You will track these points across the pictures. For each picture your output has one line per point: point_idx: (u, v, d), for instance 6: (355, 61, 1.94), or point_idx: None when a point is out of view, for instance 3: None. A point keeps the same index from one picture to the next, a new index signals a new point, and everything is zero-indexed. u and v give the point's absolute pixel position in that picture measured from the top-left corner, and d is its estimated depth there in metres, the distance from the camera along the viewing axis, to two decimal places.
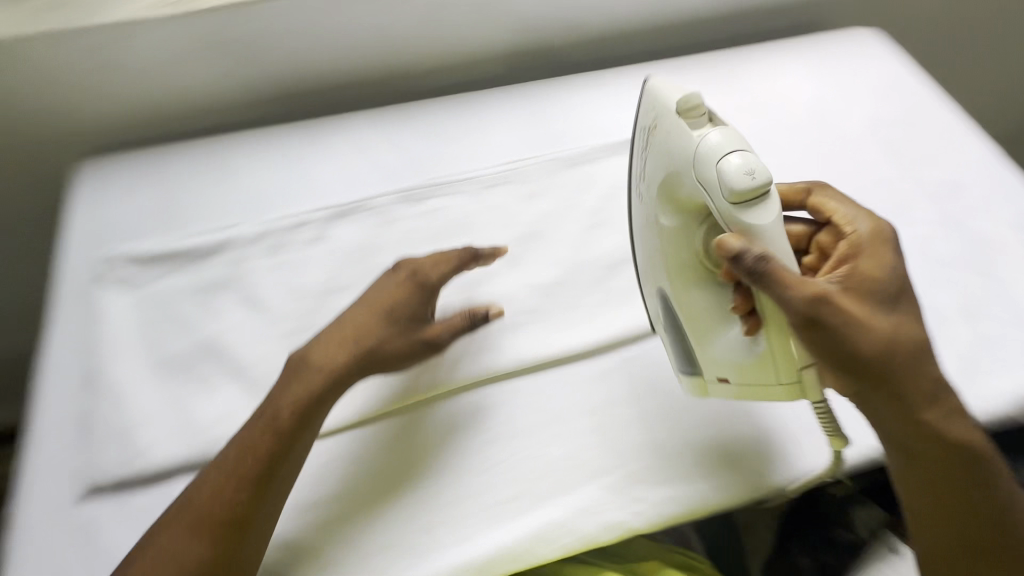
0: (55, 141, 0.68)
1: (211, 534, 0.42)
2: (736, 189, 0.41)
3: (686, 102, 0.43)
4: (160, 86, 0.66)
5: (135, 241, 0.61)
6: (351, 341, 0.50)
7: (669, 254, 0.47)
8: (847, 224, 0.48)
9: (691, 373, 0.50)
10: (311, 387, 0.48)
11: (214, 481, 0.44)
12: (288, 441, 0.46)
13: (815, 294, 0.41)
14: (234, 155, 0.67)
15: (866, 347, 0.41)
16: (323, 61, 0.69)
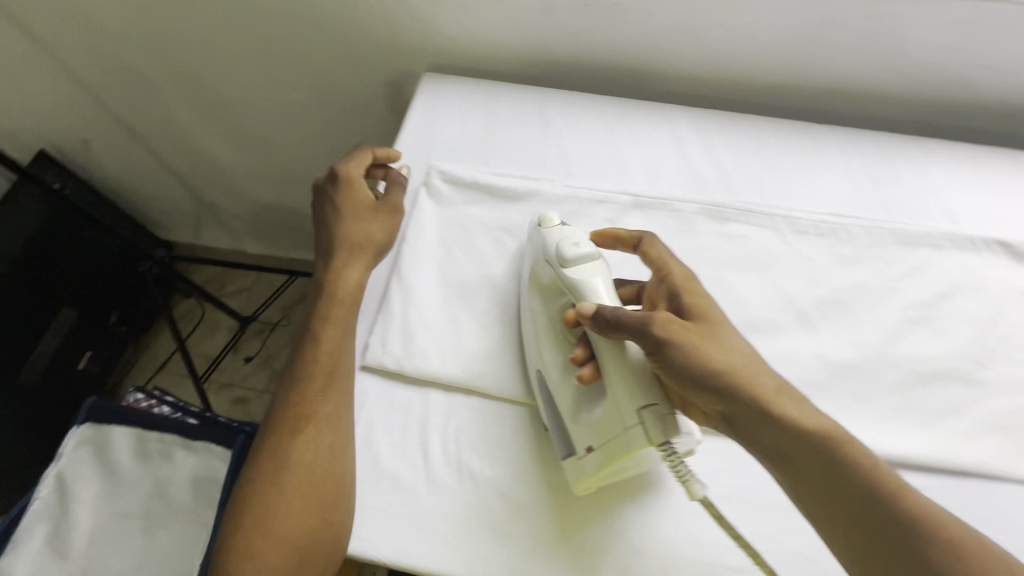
0: (413, 51, 0.76)
1: (292, 431, 0.47)
2: (569, 257, 0.50)
3: (544, 217, 0.55)
4: (517, 29, 0.69)
5: (455, 161, 0.66)
6: (375, 248, 0.58)
7: (538, 323, 0.53)
8: (664, 267, 0.50)
9: (569, 456, 0.47)
10: (350, 290, 0.54)
11: (293, 393, 0.49)
12: (345, 347, 0.52)
13: (671, 321, 0.44)
14: (558, 113, 0.70)
15: (695, 346, 0.43)
16: (675, 52, 0.68)
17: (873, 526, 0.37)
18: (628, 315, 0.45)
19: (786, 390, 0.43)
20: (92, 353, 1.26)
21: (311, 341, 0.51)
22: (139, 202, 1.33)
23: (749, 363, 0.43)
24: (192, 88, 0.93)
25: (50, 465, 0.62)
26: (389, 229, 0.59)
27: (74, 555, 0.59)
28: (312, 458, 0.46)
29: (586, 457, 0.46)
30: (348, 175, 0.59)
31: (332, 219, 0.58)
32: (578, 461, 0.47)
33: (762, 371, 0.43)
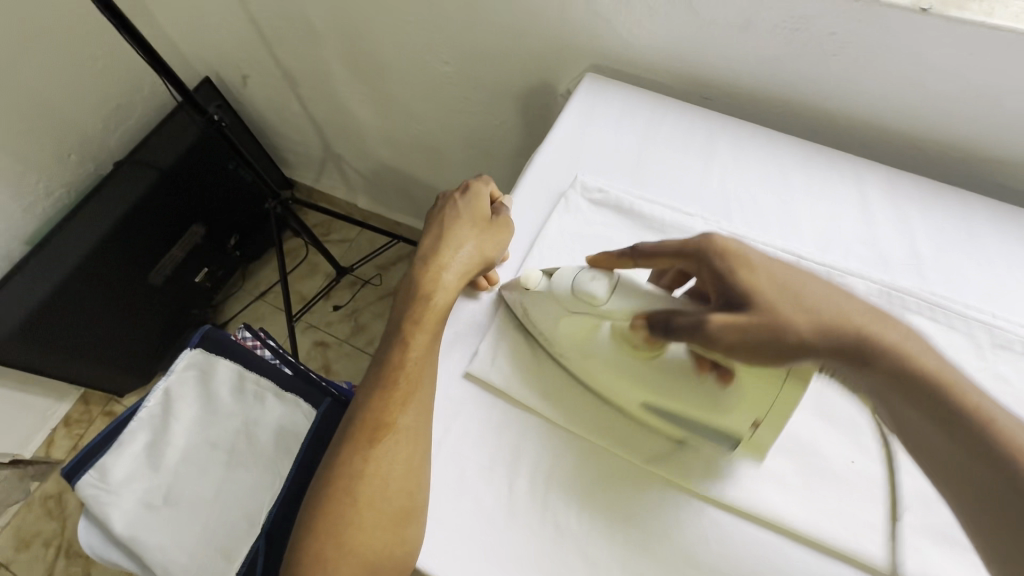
0: (578, 48, 0.71)
1: (370, 438, 0.45)
2: (601, 292, 0.46)
3: (526, 277, 0.51)
4: (702, 42, 0.62)
5: (603, 175, 0.62)
6: (481, 259, 0.54)
7: (574, 355, 0.50)
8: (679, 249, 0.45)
9: (735, 441, 0.46)
10: (448, 300, 0.51)
11: (375, 394, 0.47)
12: (432, 358, 0.49)
13: (724, 320, 0.40)
14: (725, 143, 0.63)
15: (757, 317, 0.39)
16: (886, 99, 0.58)
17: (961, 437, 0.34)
18: (684, 317, 0.42)
19: (828, 304, 0.39)
20: (208, 269, 1.37)
21: (400, 345, 0.49)
22: (276, 139, 1.40)
23: (791, 285, 0.40)
24: (351, 45, 0.95)
25: (161, 378, 0.67)
26: (499, 248, 0.55)
27: (165, 469, 0.63)
28: (389, 470, 0.44)
29: (755, 432, 0.44)
30: (475, 189, 0.58)
31: (445, 223, 0.55)
32: (752, 439, 0.45)
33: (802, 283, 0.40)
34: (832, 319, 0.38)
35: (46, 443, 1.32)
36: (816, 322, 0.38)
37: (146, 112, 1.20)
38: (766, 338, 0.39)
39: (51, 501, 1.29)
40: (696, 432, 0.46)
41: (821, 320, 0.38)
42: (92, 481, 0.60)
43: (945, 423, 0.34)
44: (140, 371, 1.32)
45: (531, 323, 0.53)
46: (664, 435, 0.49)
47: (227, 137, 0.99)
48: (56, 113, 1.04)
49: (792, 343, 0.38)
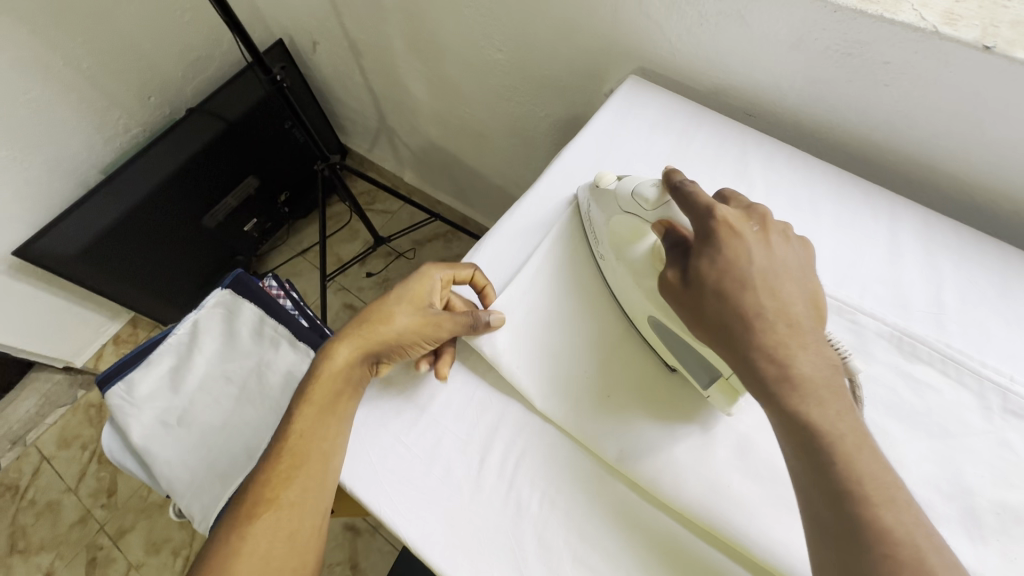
0: (625, 49, 0.71)
1: (249, 514, 0.46)
2: (653, 197, 0.49)
3: (599, 176, 0.56)
4: (750, 58, 0.61)
5: (627, 178, 0.63)
6: (392, 345, 0.53)
7: (610, 253, 0.54)
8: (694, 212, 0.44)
9: (714, 379, 0.47)
10: (340, 379, 0.51)
11: (266, 468, 0.48)
12: (323, 435, 0.49)
13: (670, 277, 0.44)
14: (758, 162, 0.62)
15: (689, 293, 0.43)
16: (936, 137, 0.55)
17: (805, 458, 0.37)
18: (670, 249, 0.46)
19: (749, 319, 0.40)
20: (257, 221, 1.45)
21: (290, 420, 0.50)
22: (336, 106, 1.47)
23: (736, 285, 0.41)
24: (411, 23, 0.98)
25: (192, 311, 0.72)
26: (416, 335, 0.52)
27: (183, 394, 0.69)
28: (264, 549, 0.44)
29: (733, 373, 0.44)
30: (422, 272, 0.56)
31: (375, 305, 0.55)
32: (728, 381, 0.46)
33: (742, 291, 0.41)
34: (748, 324, 0.40)
35: (96, 356, 1.45)
36: (723, 325, 0.41)
37: (222, 66, 1.28)
38: (686, 309, 0.43)
39: (92, 409, 1.42)
40: (690, 366, 0.49)
41: (734, 326, 0.40)
42: (120, 393, 0.67)
43: (798, 446, 0.37)
44: (185, 306, 1.43)
45: (589, 222, 0.58)
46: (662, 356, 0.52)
47: (286, 98, 1.04)
48: (140, 57, 1.12)
49: (700, 327, 0.43)
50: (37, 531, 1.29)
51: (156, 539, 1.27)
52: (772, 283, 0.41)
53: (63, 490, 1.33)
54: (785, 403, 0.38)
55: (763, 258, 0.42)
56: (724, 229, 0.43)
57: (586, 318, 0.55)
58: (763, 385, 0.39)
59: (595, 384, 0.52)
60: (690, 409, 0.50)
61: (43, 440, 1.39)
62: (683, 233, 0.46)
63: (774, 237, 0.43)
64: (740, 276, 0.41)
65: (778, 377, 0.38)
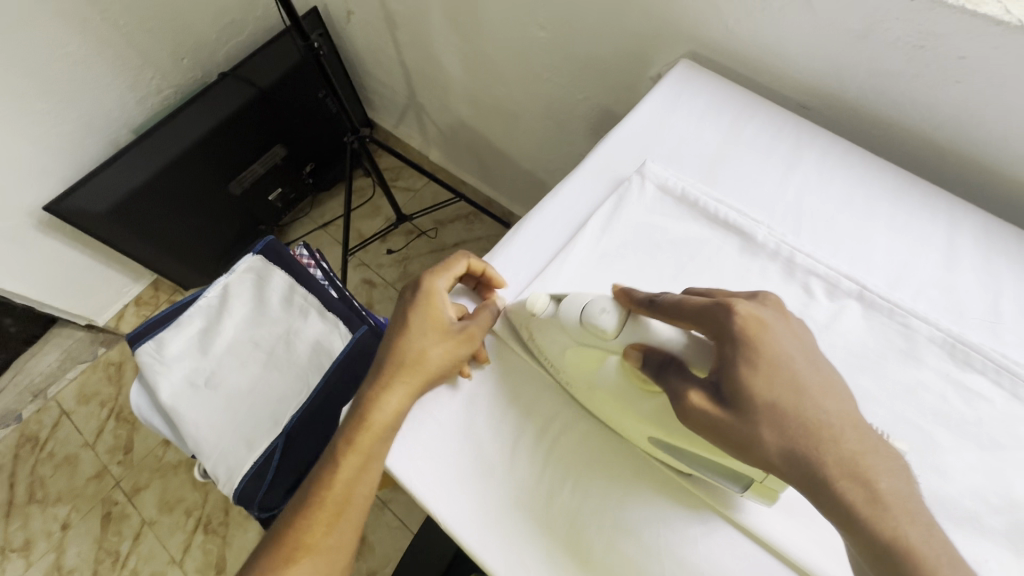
0: (678, 33, 0.69)
1: (285, 560, 0.44)
2: (612, 325, 0.44)
3: (531, 303, 0.49)
4: (813, 47, 0.58)
5: (673, 166, 0.61)
6: (426, 378, 0.49)
7: (578, 381, 0.48)
8: (700, 308, 0.41)
9: (747, 484, 0.42)
10: (381, 421, 0.47)
11: (301, 510, 0.46)
12: (363, 478, 0.47)
13: (700, 401, 0.39)
14: (812, 158, 0.60)
15: (730, 413, 0.38)
16: (1006, 140, 0.53)
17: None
18: (666, 373, 0.41)
19: (816, 428, 0.36)
20: (281, 190, 1.45)
21: (328, 464, 0.47)
22: (367, 79, 1.45)
23: (788, 395, 0.38)
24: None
25: (223, 274, 0.72)
26: (452, 361, 0.49)
27: (212, 356, 0.69)
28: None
29: (766, 478, 0.40)
30: (430, 290, 0.51)
31: (391, 334, 0.51)
32: (762, 484, 0.41)
33: (797, 402, 0.37)
34: (814, 445, 0.36)
35: (118, 316, 1.46)
36: (791, 446, 0.36)
37: (256, 32, 1.26)
38: (728, 437, 0.38)
39: (112, 368, 1.44)
40: (703, 470, 0.44)
41: (800, 443, 0.36)
42: (150, 350, 0.67)
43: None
44: (206, 271, 1.43)
45: (536, 347, 0.51)
46: (673, 464, 0.46)
47: (321, 67, 1.03)
48: (177, 18, 1.11)
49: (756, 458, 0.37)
50: (55, 482, 1.32)
51: (170, 498, 1.29)
52: (825, 381, 0.39)
53: (81, 445, 1.35)
54: (881, 532, 0.34)
55: (801, 347, 0.40)
56: (753, 324, 0.39)
57: None
58: (841, 504, 0.34)
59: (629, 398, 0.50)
60: None
61: (62, 395, 1.41)
62: (664, 350, 0.42)
63: (795, 323, 0.41)
64: (793, 377, 0.38)
65: (869, 502, 0.34)
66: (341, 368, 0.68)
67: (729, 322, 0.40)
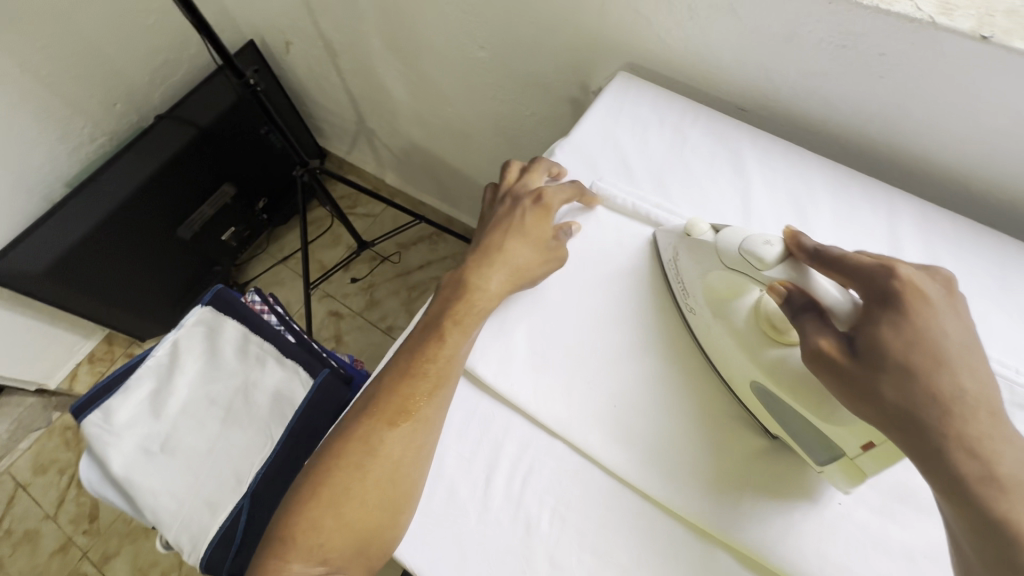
0: (612, 45, 0.70)
1: (387, 421, 0.45)
2: (769, 257, 0.43)
3: (691, 224, 0.51)
4: (742, 52, 0.59)
5: (623, 178, 0.61)
6: (527, 283, 0.54)
7: (705, 310, 0.50)
8: (878, 265, 0.38)
9: (834, 457, 0.42)
10: (486, 302, 0.51)
11: (401, 375, 0.47)
12: (461, 356, 0.49)
13: (826, 347, 0.38)
14: (754, 160, 0.61)
15: (856, 366, 0.36)
16: (933, 129, 0.55)
17: (998, 571, 0.30)
18: (804, 315, 0.40)
19: (949, 401, 0.33)
20: (234, 229, 1.41)
21: (434, 335, 0.48)
22: (313, 108, 1.42)
23: (929, 360, 0.34)
24: (388, 23, 0.95)
25: (171, 331, 0.68)
26: (542, 267, 0.55)
27: (166, 419, 0.65)
28: (401, 456, 0.44)
29: (860, 454, 0.40)
30: (550, 204, 0.56)
31: (505, 232, 0.55)
32: (853, 461, 0.41)
33: (933, 372, 0.34)
34: (938, 413, 0.33)
35: (70, 377, 1.39)
36: (913, 405, 0.34)
37: (191, 69, 1.22)
38: (847, 386, 0.37)
39: (69, 432, 1.36)
40: (789, 430, 0.45)
41: (924, 408, 0.33)
42: (97, 421, 0.61)
43: (993, 554, 0.30)
44: (162, 319, 1.37)
45: (675, 268, 0.54)
46: (766, 423, 0.48)
47: (261, 102, 1.00)
48: (103, 62, 1.07)
49: (872, 409, 0.35)
50: (15, 562, 1.23)
51: (144, 563, 1.22)
52: (973, 364, 0.34)
53: (41, 518, 1.27)
54: (996, 511, 0.30)
55: (962, 328, 0.36)
56: (914, 293, 0.36)
57: (590, 322, 0.54)
58: (945, 472, 0.32)
59: (677, 381, 0.51)
60: (780, 472, 0.46)
61: (16, 467, 1.33)
62: (815, 296, 0.40)
63: (967, 306, 0.37)
64: (939, 352, 0.34)
65: (981, 478, 0.31)
66: (303, 417, 0.68)
67: (892, 286, 0.37)
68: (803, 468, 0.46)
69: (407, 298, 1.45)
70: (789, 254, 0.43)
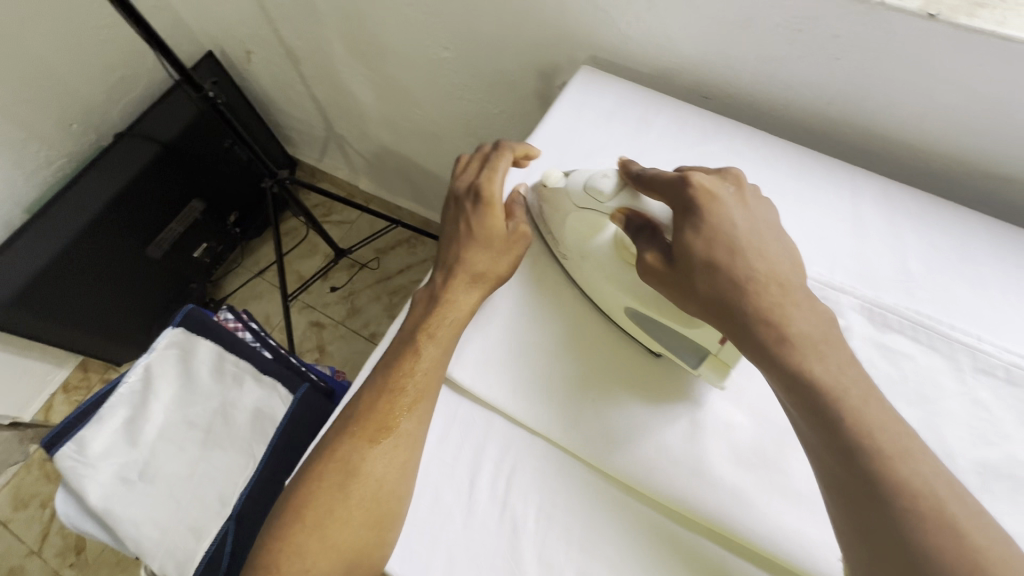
0: (574, 40, 0.69)
1: (368, 437, 0.45)
2: (608, 190, 0.48)
3: (546, 175, 0.54)
4: (701, 41, 0.60)
5: (589, 170, 0.61)
6: (494, 284, 0.54)
7: (574, 253, 0.53)
8: (678, 177, 0.45)
9: (703, 357, 0.47)
10: (460, 313, 0.52)
11: (379, 391, 0.47)
12: (440, 369, 0.49)
13: (651, 260, 0.44)
14: (719, 147, 0.61)
15: (674, 271, 0.43)
16: (891, 108, 0.56)
17: (806, 415, 0.37)
18: (639, 236, 0.46)
19: (743, 282, 0.40)
20: (207, 245, 1.38)
21: (411, 349, 0.49)
22: (279, 117, 1.40)
23: (726, 251, 0.41)
24: (350, 28, 0.93)
25: (142, 355, 0.66)
26: (510, 264, 0.54)
27: (142, 446, 0.63)
28: (384, 473, 0.44)
29: (721, 350, 0.46)
30: (491, 198, 0.54)
31: (459, 242, 0.54)
32: (718, 357, 0.46)
33: (728, 257, 0.41)
34: (740, 295, 0.40)
35: (45, 408, 1.35)
36: (722, 294, 0.40)
37: (149, 84, 1.19)
38: (674, 289, 0.43)
39: (49, 465, 1.33)
40: (675, 351, 0.49)
41: (729, 294, 0.40)
42: (71, 453, 0.59)
43: (800, 403, 0.37)
44: (137, 342, 1.34)
45: (543, 221, 0.56)
46: (644, 343, 0.52)
47: (223, 115, 0.98)
48: (56, 82, 1.03)
49: (695, 303, 0.42)
50: None
51: None
52: (759, 246, 0.41)
53: (26, 554, 1.24)
54: (798, 367, 0.37)
55: (746, 217, 0.43)
56: (706, 196, 0.43)
57: (567, 319, 0.54)
58: (755, 342, 0.39)
59: (574, 319, 0.54)
60: (673, 386, 0.50)
61: None
62: (646, 217, 0.46)
63: (755, 197, 0.45)
64: (731, 240, 0.41)
65: (776, 340, 0.38)
66: (285, 435, 0.67)
67: (692, 194, 0.43)
68: (684, 374, 0.51)
69: (389, 304, 1.44)
70: (624, 183, 0.48)
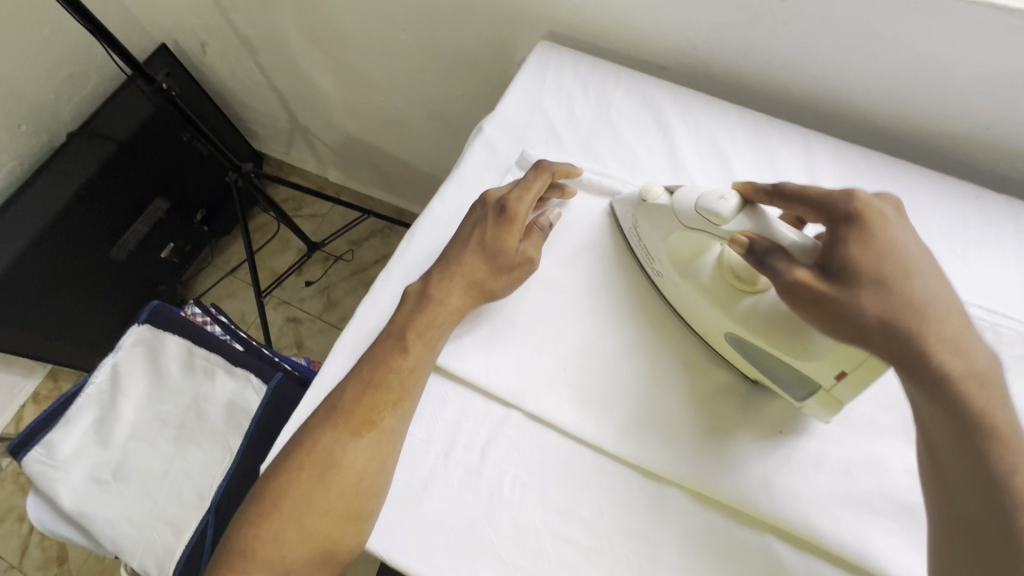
0: (531, 16, 0.69)
1: (351, 431, 0.45)
2: (726, 212, 0.45)
3: (646, 190, 0.53)
4: (654, 11, 0.60)
5: (553, 145, 0.62)
6: (486, 297, 0.53)
7: (672, 273, 0.52)
8: (835, 197, 0.42)
9: (812, 392, 0.45)
10: (449, 314, 0.51)
11: (362, 385, 0.47)
12: (425, 367, 0.49)
13: (804, 277, 0.40)
14: (677, 117, 0.62)
15: (835, 288, 0.39)
16: (838, 70, 0.57)
17: (964, 455, 0.35)
18: (772, 257, 0.42)
19: (918, 304, 0.38)
20: (174, 245, 1.35)
21: (395, 345, 0.49)
22: (242, 111, 1.36)
23: (901, 277, 0.39)
24: (305, 13, 0.91)
25: (107, 356, 0.64)
26: (506, 283, 0.53)
27: (114, 446, 0.62)
28: (364, 466, 0.44)
29: (835, 385, 0.43)
30: (515, 214, 0.53)
31: (467, 245, 0.53)
32: (829, 392, 0.44)
33: (907, 281, 0.38)
34: (914, 322, 0.37)
35: (16, 420, 1.31)
36: (893, 317, 0.38)
37: (101, 81, 1.15)
38: (827, 311, 0.39)
39: (23, 477, 1.29)
40: (775, 378, 0.48)
41: (901, 316, 0.38)
42: (38, 457, 0.58)
43: (963, 442, 0.35)
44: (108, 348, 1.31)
45: (637, 236, 0.55)
46: (744, 372, 0.50)
47: (180, 109, 0.95)
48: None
49: (855, 325, 0.38)
50: None
51: None
52: (934, 273, 0.40)
53: (5, 568, 1.21)
54: (965, 403, 0.36)
55: (914, 242, 0.41)
56: (871, 215, 0.41)
57: (537, 292, 0.55)
58: (929, 371, 0.36)
59: (642, 336, 0.53)
60: (756, 405, 0.50)
61: None
62: (775, 240, 0.43)
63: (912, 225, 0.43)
64: (906, 263, 0.39)
65: (963, 374, 0.36)
66: (261, 426, 0.66)
67: (851, 210, 0.41)
68: (785, 405, 0.49)
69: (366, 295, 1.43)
70: (748, 208, 0.45)
